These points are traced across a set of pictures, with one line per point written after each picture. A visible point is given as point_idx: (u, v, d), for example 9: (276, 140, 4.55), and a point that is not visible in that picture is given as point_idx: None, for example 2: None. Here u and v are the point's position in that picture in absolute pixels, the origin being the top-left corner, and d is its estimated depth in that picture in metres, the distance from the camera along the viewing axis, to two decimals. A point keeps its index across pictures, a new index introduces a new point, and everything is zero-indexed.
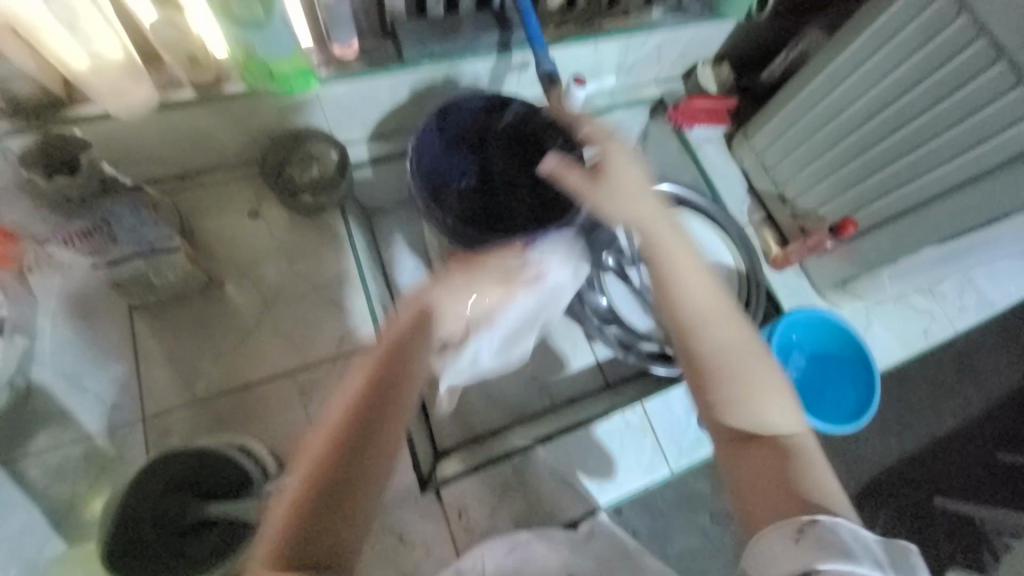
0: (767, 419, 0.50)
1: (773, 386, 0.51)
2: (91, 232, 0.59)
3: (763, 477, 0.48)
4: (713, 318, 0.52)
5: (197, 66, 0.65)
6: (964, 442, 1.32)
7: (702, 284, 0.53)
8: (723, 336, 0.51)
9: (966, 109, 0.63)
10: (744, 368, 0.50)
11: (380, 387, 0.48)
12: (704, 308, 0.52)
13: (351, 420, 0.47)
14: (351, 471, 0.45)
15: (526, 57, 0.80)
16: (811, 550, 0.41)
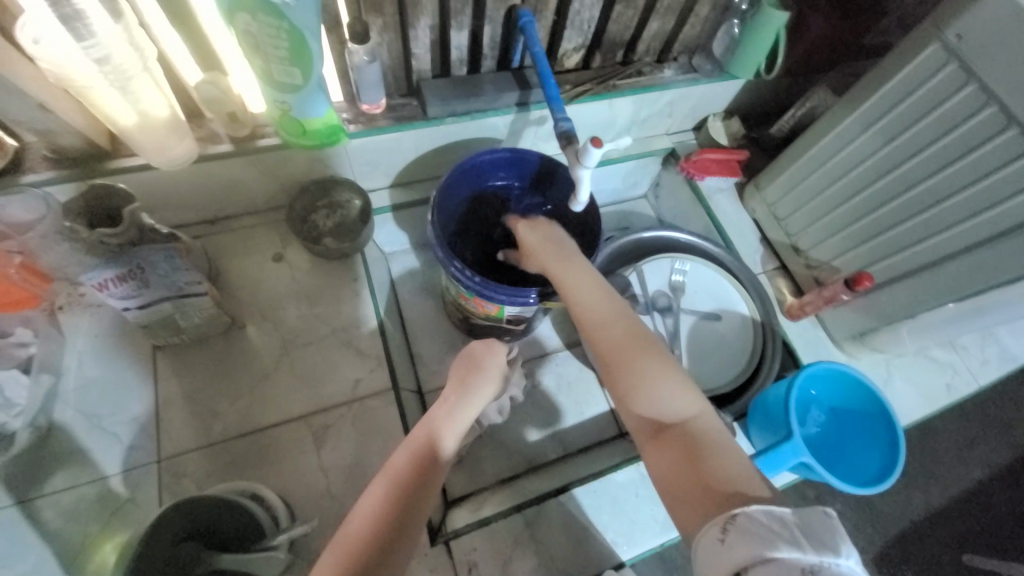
0: (667, 404, 0.53)
1: (670, 371, 0.55)
2: (128, 276, 0.59)
3: (682, 480, 0.47)
4: (604, 324, 0.59)
5: (236, 122, 0.70)
6: (994, 497, 1.27)
7: (596, 292, 0.61)
8: (616, 332, 0.58)
9: (979, 171, 0.64)
10: (636, 357, 0.56)
11: (421, 471, 0.53)
12: (600, 313, 0.59)
13: (398, 491, 0.51)
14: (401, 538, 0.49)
15: (544, 113, 0.84)
16: (736, 545, 0.40)
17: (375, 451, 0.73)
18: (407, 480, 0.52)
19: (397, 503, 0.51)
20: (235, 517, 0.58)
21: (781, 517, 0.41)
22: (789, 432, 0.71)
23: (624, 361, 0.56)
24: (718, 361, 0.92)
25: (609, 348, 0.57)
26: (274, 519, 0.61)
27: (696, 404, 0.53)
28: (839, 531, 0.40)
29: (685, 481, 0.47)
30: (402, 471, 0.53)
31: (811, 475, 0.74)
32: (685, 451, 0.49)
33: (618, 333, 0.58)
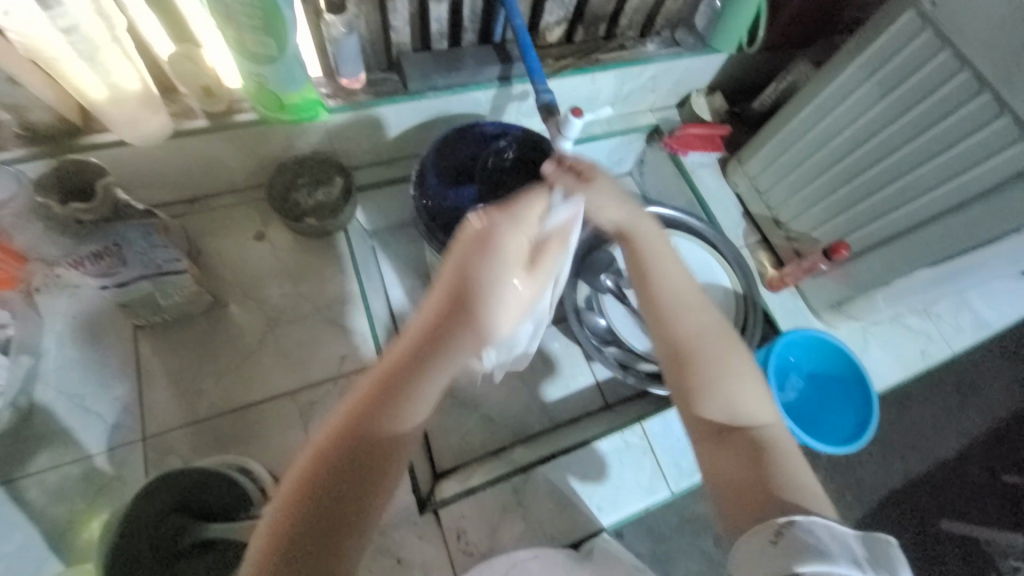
0: (742, 413, 0.53)
1: (743, 371, 0.55)
2: (102, 255, 0.59)
3: (744, 486, 0.50)
4: (687, 309, 0.57)
5: (211, 97, 0.68)
6: (970, 464, 1.31)
7: (683, 280, 0.58)
8: (698, 332, 0.56)
9: (952, 137, 0.65)
10: (719, 361, 0.55)
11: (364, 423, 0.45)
12: (683, 309, 0.57)
13: (339, 448, 0.44)
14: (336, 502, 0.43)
15: (526, 88, 0.83)
16: (789, 550, 0.42)
17: None
18: (344, 434, 0.44)
19: (333, 458, 0.43)
20: (224, 487, 0.58)
21: (845, 539, 0.43)
22: None
23: (704, 363, 0.55)
24: None
25: (690, 337, 0.56)
26: (261, 490, 0.60)
27: (766, 413, 0.54)
28: (899, 558, 0.43)
29: (746, 486, 0.50)
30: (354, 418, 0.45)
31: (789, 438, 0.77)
32: (751, 455, 0.51)
33: (698, 322, 0.56)
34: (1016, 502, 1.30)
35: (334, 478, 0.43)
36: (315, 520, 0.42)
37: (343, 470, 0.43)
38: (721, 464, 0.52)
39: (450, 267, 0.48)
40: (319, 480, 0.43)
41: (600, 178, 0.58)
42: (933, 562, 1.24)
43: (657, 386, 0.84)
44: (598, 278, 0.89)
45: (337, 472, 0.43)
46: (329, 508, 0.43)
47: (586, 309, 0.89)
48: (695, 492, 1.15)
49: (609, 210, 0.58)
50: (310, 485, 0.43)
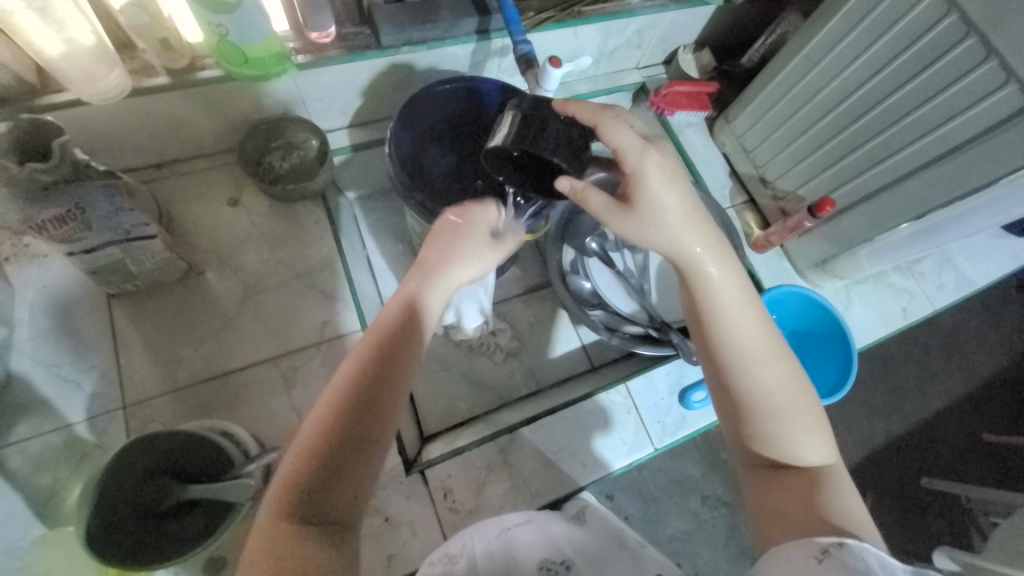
0: (790, 445, 0.52)
1: (802, 416, 0.52)
2: (65, 219, 0.56)
3: (789, 501, 0.49)
4: (754, 349, 0.53)
5: (170, 51, 0.64)
6: (951, 423, 1.35)
7: (748, 317, 0.54)
8: (762, 365, 0.53)
9: (941, 84, 0.63)
10: (781, 397, 0.52)
11: (339, 437, 0.44)
12: (740, 327, 0.54)
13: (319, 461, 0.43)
14: (337, 473, 0.44)
15: (505, 42, 0.80)
16: (834, 569, 0.42)
17: None
18: (332, 432, 0.44)
19: (331, 432, 0.44)
20: (206, 451, 0.59)
21: (894, 571, 0.42)
22: None
23: (760, 406, 0.52)
24: None
25: (755, 377, 0.53)
26: (243, 452, 0.62)
27: (813, 447, 0.52)
28: None
29: (796, 518, 0.47)
30: (354, 390, 0.46)
31: None
32: (805, 489, 0.49)
33: (764, 362, 0.53)
34: (996, 459, 1.34)
35: (334, 451, 0.44)
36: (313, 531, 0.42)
37: (336, 463, 0.44)
38: (770, 492, 0.51)
39: (416, 268, 0.57)
40: (319, 459, 0.44)
41: (641, 201, 0.54)
42: (914, 517, 1.27)
43: (643, 347, 0.83)
44: (583, 241, 0.87)
45: (335, 449, 0.44)
46: (327, 478, 0.44)
47: (571, 273, 0.88)
48: (682, 455, 1.18)
49: (655, 231, 0.55)
50: (309, 472, 0.43)
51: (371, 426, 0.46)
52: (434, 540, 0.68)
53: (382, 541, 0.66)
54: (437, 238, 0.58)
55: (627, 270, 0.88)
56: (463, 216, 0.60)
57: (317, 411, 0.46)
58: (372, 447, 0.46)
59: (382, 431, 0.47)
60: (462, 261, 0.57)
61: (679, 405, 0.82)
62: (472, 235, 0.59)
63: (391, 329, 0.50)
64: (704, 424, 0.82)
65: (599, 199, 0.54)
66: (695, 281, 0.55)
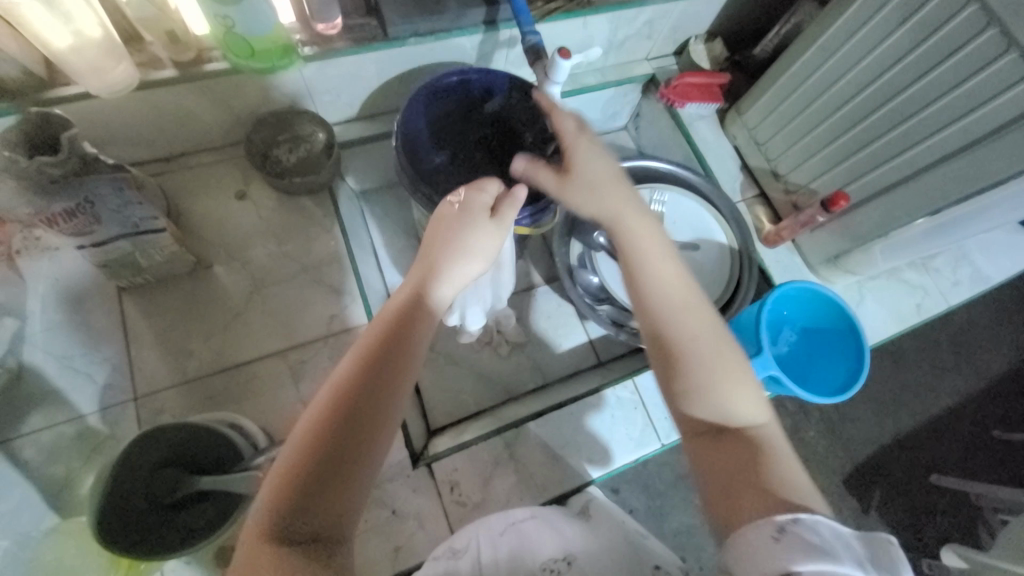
0: (725, 401, 0.51)
1: (738, 374, 0.51)
2: (76, 212, 0.56)
3: (741, 471, 0.47)
4: (685, 309, 0.53)
5: (177, 44, 0.64)
6: (961, 421, 1.33)
7: (677, 278, 0.54)
8: (696, 325, 0.53)
9: (960, 76, 0.62)
10: (715, 356, 0.52)
11: (324, 442, 0.42)
12: (669, 285, 0.53)
13: (306, 464, 0.42)
14: (327, 483, 0.42)
15: (513, 33, 0.78)
16: (791, 548, 0.40)
17: None
18: (319, 437, 0.43)
19: (320, 441, 0.42)
20: (216, 443, 0.60)
21: (847, 542, 0.41)
22: (758, 349, 0.73)
23: (697, 365, 0.51)
24: None
25: (688, 337, 0.52)
26: (252, 445, 0.61)
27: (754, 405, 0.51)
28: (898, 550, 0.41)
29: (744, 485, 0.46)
30: (344, 396, 0.44)
31: (781, 391, 0.77)
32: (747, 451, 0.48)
33: (695, 322, 0.53)
34: (1007, 457, 1.32)
35: (321, 460, 0.42)
36: (295, 542, 0.40)
37: (324, 468, 0.42)
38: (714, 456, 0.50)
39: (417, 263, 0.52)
40: (304, 463, 0.42)
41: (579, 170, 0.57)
42: (922, 515, 1.26)
43: None
44: (590, 235, 0.87)
45: (321, 451, 0.42)
46: (315, 488, 0.42)
47: (578, 267, 0.88)
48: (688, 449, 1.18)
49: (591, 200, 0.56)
50: (295, 477, 0.42)
51: (357, 429, 0.43)
52: (441, 534, 0.68)
53: (389, 533, 0.67)
54: (437, 233, 0.52)
55: None
56: (464, 201, 0.53)
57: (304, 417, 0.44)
58: (362, 452, 0.43)
59: (376, 439, 0.44)
60: (464, 260, 0.51)
61: None
62: (473, 225, 0.52)
63: (387, 336, 0.47)
64: None
65: (548, 177, 0.58)
66: (627, 247, 0.55)
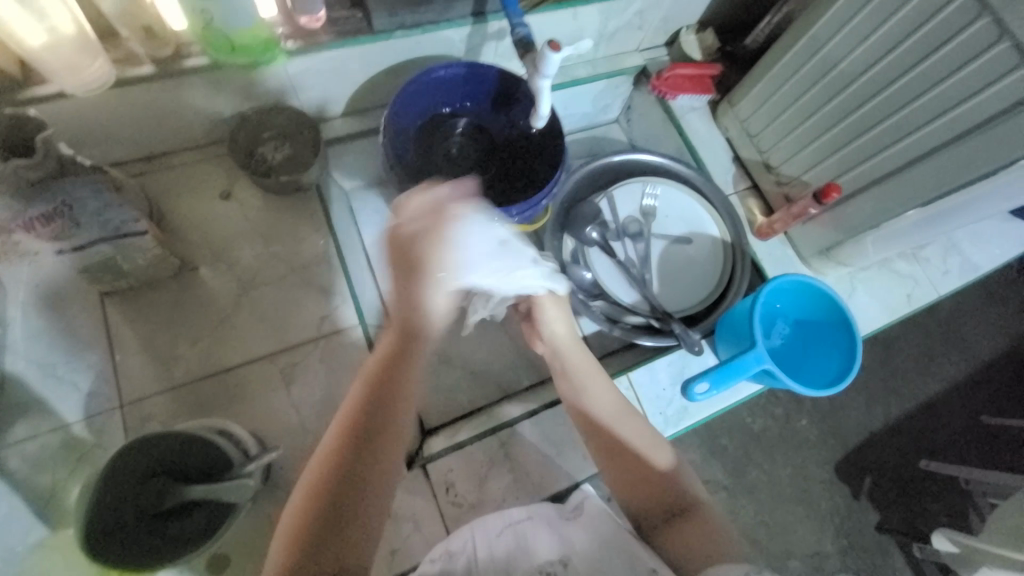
0: (645, 459, 0.60)
1: (662, 456, 0.60)
2: (53, 217, 0.55)
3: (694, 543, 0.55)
4: (617, 419, 0.62)
5: (153, 39, 0.62)
6: (950, 407, 1.35)
7: (604, 395, 0.63)
8: (630, 429, 0.62)
9: (953, 65, 0.62)
10: (650, 446, 0.61)
11: (334, 482, 0.49)
12: (597, 401, 0.63)
13: (319, 502, 0.48)
14: (341, 517, 0.48)
15: (502, 25, 0.77)
16: None
17: (347, 388, 0.73)
18: (330, 475, 0.49)
19: (330, 485, 0.48)
20: (204, 452, 0.59)
21: None
22: (753, 343, 0.72)
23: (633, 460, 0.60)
24: (685, 285, 0.91)
25: (622, 445, 0.61)
26: (243, 451, 0.62)
27: (670, 462, 0.61)
28: None
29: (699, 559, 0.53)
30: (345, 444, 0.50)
31: (774, 383, 0.76)
32: (699, 532, 0.55)
33: (631, 429, 0.62)
34: (995, 442, 1.34)
35: (329, 506, 0.48)
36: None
37: (333, 506, 0.48)
38: (676, 541, 0.56)
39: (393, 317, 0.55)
40: (317, 503, 0.48)
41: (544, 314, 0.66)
42: (913, 501, 1.28)
43: (643, 337, 0.84)
44: (583, 230, 0.87)
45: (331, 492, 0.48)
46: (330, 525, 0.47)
47: (571, 263, 0.88)
48: (683, 440, 1.20)
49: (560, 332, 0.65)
50: (308, 515, 0.47)
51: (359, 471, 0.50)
52: (437, 534, 0.68)
53: (384, 536, 0.67)
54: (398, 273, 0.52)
55: (627, 260, 0.89)
56: (424, 226, 0.51)
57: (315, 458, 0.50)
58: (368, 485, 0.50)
59: (378, 479, 0.51)
60: (433, 301, 0.53)
61: (681, 396, 0.81)
62: (439, 256, 0.50)
63: (374, 385, 0.52)
64: (707, 415, 0.81)
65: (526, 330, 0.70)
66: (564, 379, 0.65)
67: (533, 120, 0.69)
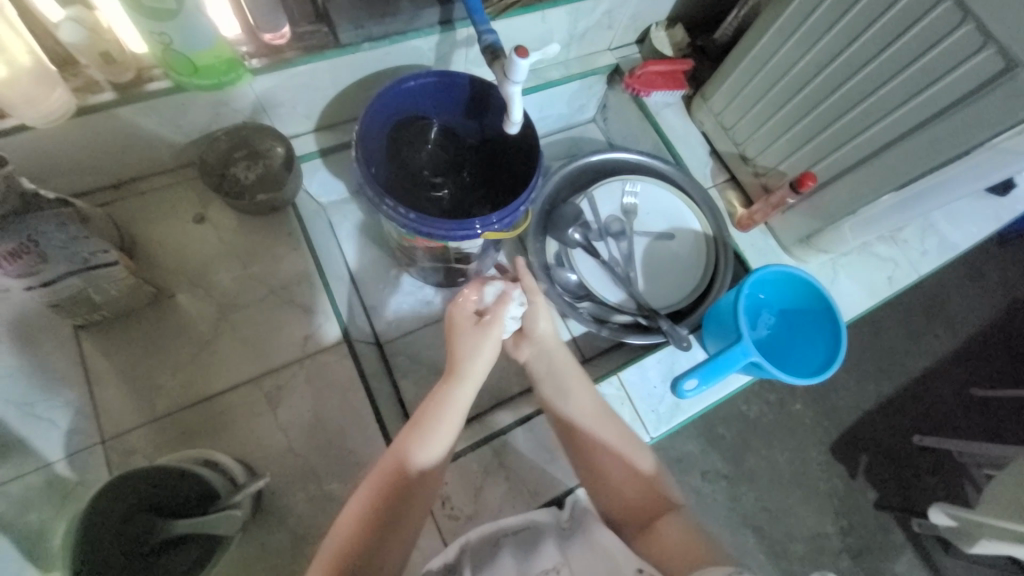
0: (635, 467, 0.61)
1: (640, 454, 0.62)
2: (19, 253, 0.54)
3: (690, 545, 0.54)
4: (596, 418, 0.64)
5: (113, 65, 0.61)
6: (939, 381, 1.36)
7: (583, 395, 0.65)
8: (611, 426, 0.63)
9: (917, 50, 0.62)
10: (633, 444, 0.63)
11: (380, 514, 0.52)
12: (578, 400, 0.65)
13: (365, 531, 0.51)
14: (380, 559, 0.51)
15: (471, 32, 0.76)
16: None
17: (336, 407, 0.72)
18: (379, 507, 0.53)
19: (375, 520, 0.52)
20: (190, 484, 0.58)
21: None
22: (739, 335, 0.73)
23: (608, 459, 0.61)
24: (670, 281, 0.91)
25: (595, 443, 0.62)
26: (230, 480, 0.62)
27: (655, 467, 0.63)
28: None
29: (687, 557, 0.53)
30: (390, 481, 0.54)
31: (762, 374, 0.76)
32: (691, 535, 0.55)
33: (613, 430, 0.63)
34: (984, 413, 1.36)
35: (373, 538, 0.51)
36: None
37: (376, 537, 0.52)
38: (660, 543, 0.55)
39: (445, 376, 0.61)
40: (365, 531, 0.51)
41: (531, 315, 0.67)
42: (907, 478, 1.30)
43: (631, 336, 0.84)
44: (565, 232, 0.87)
45: (379, 525, 0.52)
46: (369, 566, 0.50)
47: (556, 266, 0.88)
48: (679, 433, 1.21)
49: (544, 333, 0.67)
50: (354, 541, 0.51)
51: (400, 510, 0.53)
52: (435, 549, 0.67)
53: None
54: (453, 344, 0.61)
55: (612, 259, 0.89)
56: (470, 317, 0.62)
57: (364, 490, 0.54)
58: (405, 526, 0.54)
59: (415, 514, 0.55)
60: (472, 371, 0.60)
61: (673, 393, 0.81)
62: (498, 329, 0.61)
63: (426, 431, 0.57)
64: (698, 410, 0.81)
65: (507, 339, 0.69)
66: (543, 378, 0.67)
67: (507, 125, 0.68)
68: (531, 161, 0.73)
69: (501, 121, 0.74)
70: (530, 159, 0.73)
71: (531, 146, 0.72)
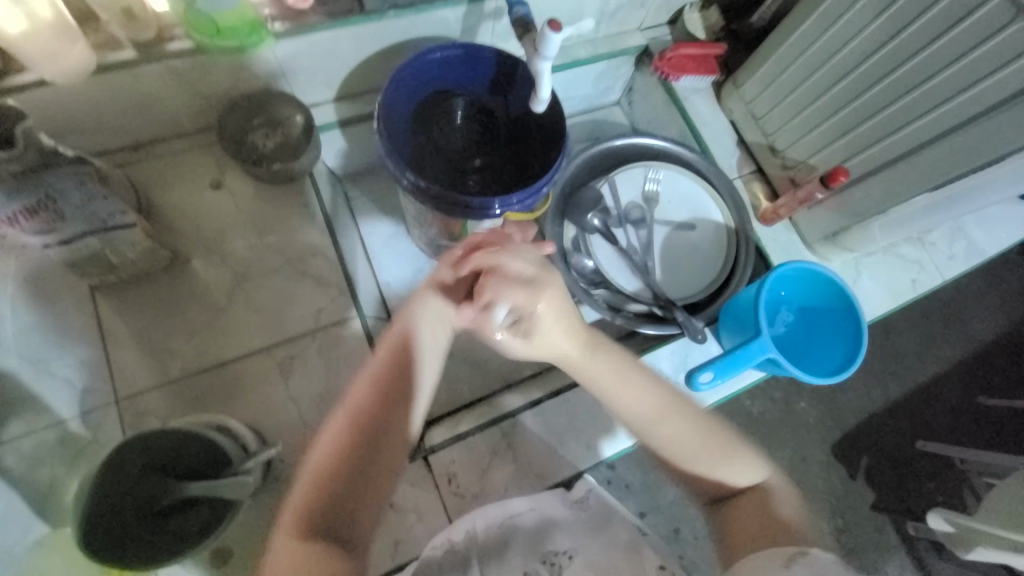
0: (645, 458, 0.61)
1: (715, 457, 0.58)
2: (36, 210, 0.54)
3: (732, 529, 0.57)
4: (658, 418, 0.57)
5: (134, 23, 0.59)
6: (950, 388, 1.35)
7: (636, 392, 0.57)
8: (669, 427, 0.58)
9: (965, 45, 0.59)
10: (693, 449, 0.58)
11: (347, 454, 0.52)
12: (634, 399, 0.57)
13: (333, 469, 0.52)
14: (356, 502, 0.52)
15: (499, 3, 0.74)
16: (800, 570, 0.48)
17: (346, 381, 0.72)
18: (346, 448, 0.53)
19: (344, 463, 0.52)
20: (202, 448, 0.58)
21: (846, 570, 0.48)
22: (758, 332, 0.72)
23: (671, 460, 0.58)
24: (688, 272, 0.89)
25: (667, 446, 0.58)
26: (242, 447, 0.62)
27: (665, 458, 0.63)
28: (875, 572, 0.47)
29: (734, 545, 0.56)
30: (353, 424, 0.54)
31: (777, 371, 0.75)
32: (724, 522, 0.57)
33: (676, 430, 0.58)
34: (993, 422, 1.35)
35: (343, 479, 0.52)
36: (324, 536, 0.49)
37: (347, 478, 0.52)
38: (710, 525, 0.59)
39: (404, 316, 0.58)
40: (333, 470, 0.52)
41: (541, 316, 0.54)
42: (908, 482, 1.29)
43: (646, 325, 0.84)
44: (584, 217, 0.86)
45: (348, 465, 0.52)
46: (342, 505, 0.51)
47: (573, 251, 0.86)
48: None
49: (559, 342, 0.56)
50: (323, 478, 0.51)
51: (369, 450, 0.53)
52: (440, 524, 0.68)
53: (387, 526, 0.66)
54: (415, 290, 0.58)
55: (629, 246, 0.88)
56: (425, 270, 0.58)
57: (332, 432, 0.54)
58: (382, 474, 0.54)
59: (390, 467, 0.54)
60: (433, 313, 0.57)
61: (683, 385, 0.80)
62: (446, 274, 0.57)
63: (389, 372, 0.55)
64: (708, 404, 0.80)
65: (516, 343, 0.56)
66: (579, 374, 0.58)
67: (533, 103, 0.66)
68: (556, 139, 0.70)
69: (526, 97, 0.72)
70: (555, 137, 0.71)
71: (557, 122, 0.70)
